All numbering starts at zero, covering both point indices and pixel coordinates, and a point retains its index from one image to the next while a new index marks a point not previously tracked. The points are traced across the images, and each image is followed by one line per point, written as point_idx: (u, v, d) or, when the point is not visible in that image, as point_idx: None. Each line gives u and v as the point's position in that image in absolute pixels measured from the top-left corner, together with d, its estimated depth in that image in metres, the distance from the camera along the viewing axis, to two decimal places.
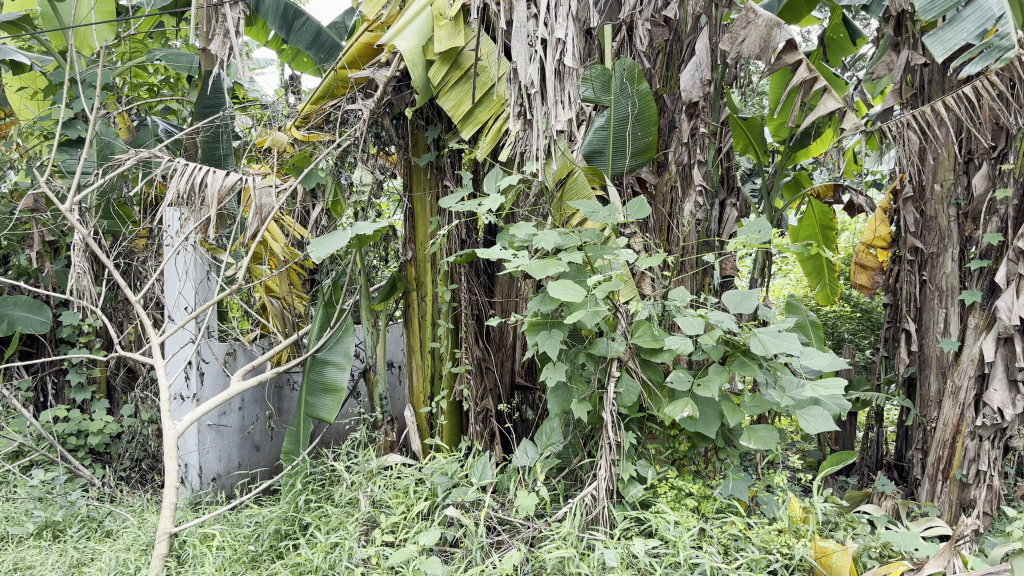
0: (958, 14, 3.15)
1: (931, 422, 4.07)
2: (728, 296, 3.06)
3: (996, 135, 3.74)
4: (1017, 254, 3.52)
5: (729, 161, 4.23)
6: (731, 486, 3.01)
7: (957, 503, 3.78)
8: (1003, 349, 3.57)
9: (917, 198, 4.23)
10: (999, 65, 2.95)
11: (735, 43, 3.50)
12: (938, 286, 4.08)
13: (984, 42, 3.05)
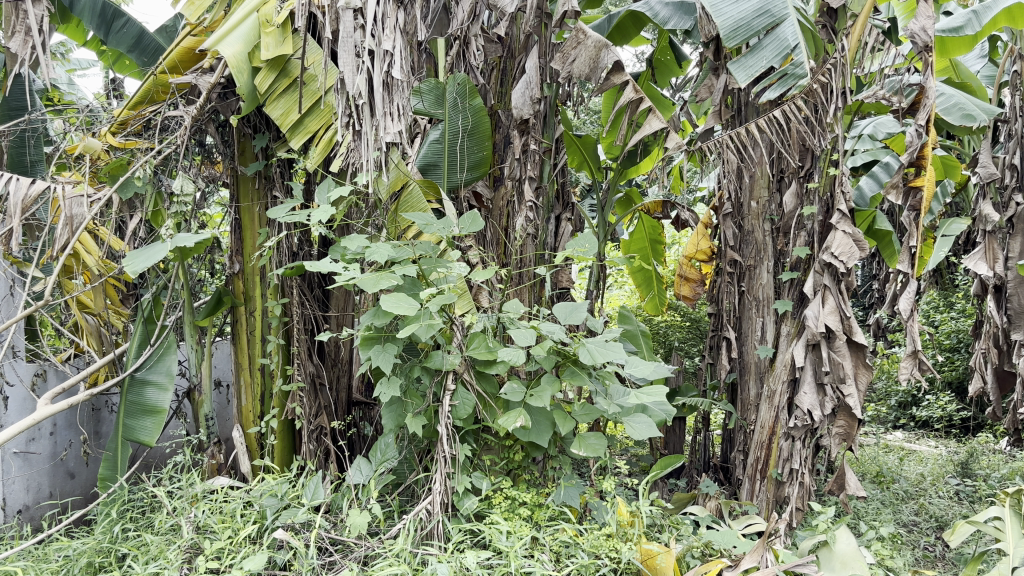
0: (758, 42, 3.39)
1: (750, 424, 4.35)
2: (558, 308, 3.13)
3: (804, 156, 4.02)
4: (823, 266, 3.78)
5: (564, 177, 4.41)
6: (562, 493, 3.08)
7: (772, 500, 4.02)
8: (812, 354, 3.84)
9: (735, 214, 4.52)
10: (795, 90, 3.39)
11: (565, 62, 3.62)
12: (756, 296, 4.33)
13: (784, 72, 3.45)
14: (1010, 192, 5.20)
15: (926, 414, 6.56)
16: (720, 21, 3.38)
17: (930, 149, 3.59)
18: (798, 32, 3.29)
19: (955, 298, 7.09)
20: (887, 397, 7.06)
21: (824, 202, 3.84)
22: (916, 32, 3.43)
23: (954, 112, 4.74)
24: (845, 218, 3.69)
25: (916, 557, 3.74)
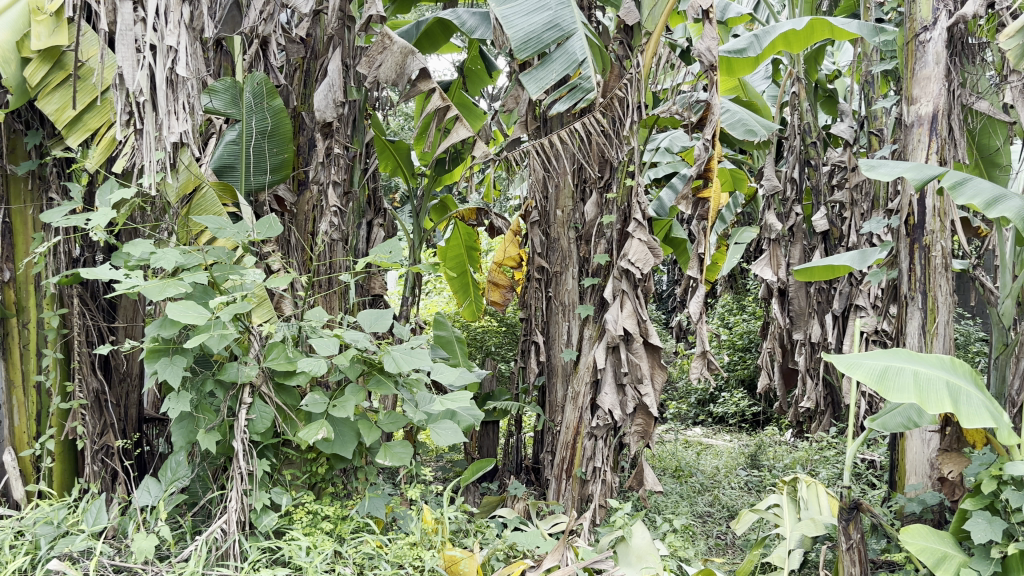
0: (549, 55, 3.53)
1: (558, 425, 4.47)
2: (362, 315, 3.06)
3: (603, 167, 4.20)
4: (621, 272, 3.97)
5: (374, 183, 4.36)
6: (367, 504, 3.03)
7: (577, 498, 4.14)
8: (612, 356, 4.00)
9: (542, 223, 4.60)
10: (585, 103, 3.71)
11: (371, 66, 3.56)
12: (562, 301, 4.47)
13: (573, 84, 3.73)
14: (792, 204, 5.61)
15: (722, 410, 7.00)
16: (511, 33, 3.47)
17: (716, 162, 3.82)
18: (585, 46, 3.46)
19: (747, 301, 7.61)
20: (688, 396, 7.45)
21: (621, 211, 4.02)
22: (702, 52, 3.64)
23: (738, 126, 5.11)
24: (641, 227, 3.90)
25: (708, 546, 3.98)
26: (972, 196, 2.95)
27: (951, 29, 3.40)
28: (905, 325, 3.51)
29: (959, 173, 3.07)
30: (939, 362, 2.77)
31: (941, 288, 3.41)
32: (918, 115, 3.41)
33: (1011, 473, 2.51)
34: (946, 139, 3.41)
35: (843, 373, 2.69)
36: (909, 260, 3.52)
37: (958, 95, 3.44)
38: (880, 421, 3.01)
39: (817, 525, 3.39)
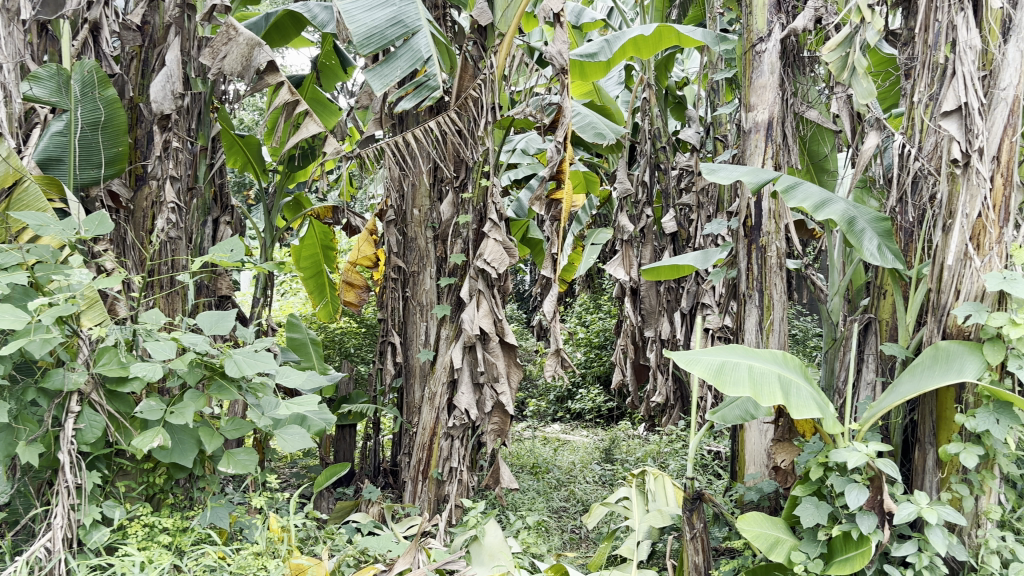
0: (393, 52, 3.47)
1: (414, 427, 4.43)
2: (202, 317, 2.94)
3: (458, 166, 4.19)
4: (477, 272, 3.97)
5: (222, 179, 4.19)
6: (209, 515, 2.90)
7: (433, 499, 4.10)
8: (467, 356, 4.00)
9: (398, 222, 4.53)
10: (429, 102, 3.62)
11: (215, 58, 3.42)
12: (419, 301, 4.41)
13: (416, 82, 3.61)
14: (643, 206, 5.77)
15: (579, 406, 7.14)
16: (354, 27, 3.38)
17: (568, 164, 3.88)
18: (431, 44, 3.48)
19: (604, 300, 7.81)
20: (547, 393, 7.55)
21: (477, 211, 4.04)
22: (553, 56, 3.70)
23: (588, 130, 5.26)
24: (496, 227, 3.93)
25: (563, 541, 4.06)
26: (803, 200, 3.12)
27: (784, 42, 3.60)
28: (744, 322, 3.68)
29: (792, 178, 3.24)
30: (771, 357, 2.92)
31: (775, 286, 3.59)
32: (754, 122, 3.58)
33: (834, 459, 2.68)
34: (780, 145, 3.60)
35: (684, 369, 2.78)
36: (747, 260, 3.70)
37: (790, 104, 3.64)
38: (720, 414, 3.16)
39: (663, 516, 3.52)
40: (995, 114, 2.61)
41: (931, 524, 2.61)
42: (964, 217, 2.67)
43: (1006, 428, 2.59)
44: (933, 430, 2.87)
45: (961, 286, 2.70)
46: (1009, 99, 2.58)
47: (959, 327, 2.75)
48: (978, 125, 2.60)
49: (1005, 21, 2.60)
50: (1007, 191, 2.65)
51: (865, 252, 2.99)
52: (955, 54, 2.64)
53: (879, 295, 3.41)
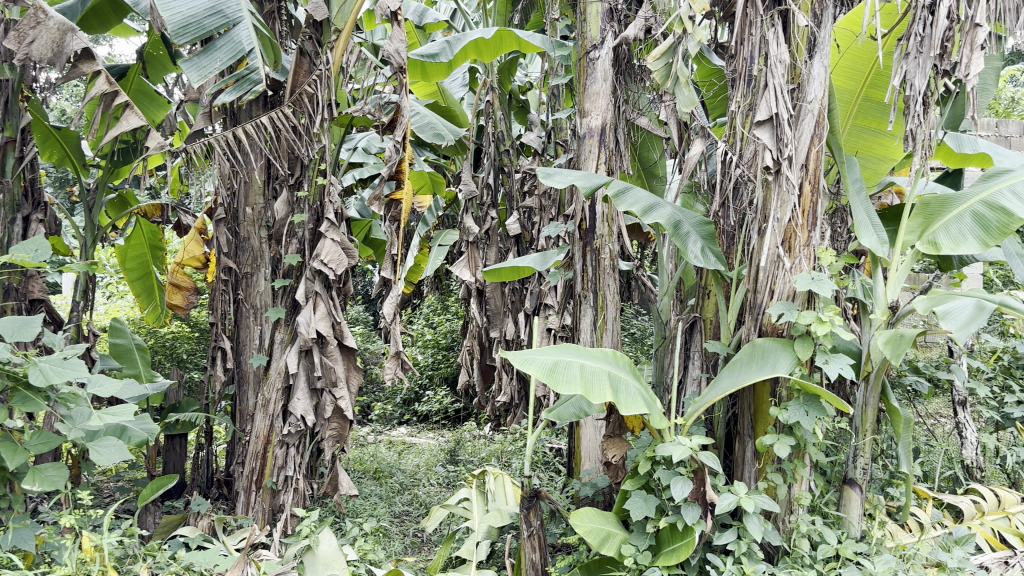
0: (212, 43, 3.34)
1: (248, 435, 4.26)
2: (4, 323, 2.71)
3: (292, 164, 4.07)
4: (313, 273, 3.87)
5: (33, 172, 3.88)
6: (11, 537, 2.67)
7: (268, 510, 3.96)
8: (303, 360, 3.90)
9: (228, 220, 4.32)
10: (252, 95, 3.52)
11: (20, 42, 3.13)
12: (253, 303, 4.24)
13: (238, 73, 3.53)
14: (487, 208, 5.76)
15: (425, 408, 7.09)
16: (168, 15, 3.23)
17: (407, 163, 3.83)
18: (253, 37, 3.36)
19: (451, 302, 7.78)
20: (393, 397, 7.44)
21: (313, 210, 3.96)
22: (390, 54, 3.65)
23: (427, 130, 5.26)
24: (333, 227, 3.84)
25: (404, 545, 4.03)
26: (632, 204, 3.22)
27: (617, 50, 3.70)
28: (579, 321, 3.76)
29: (622, 182, 3.33)
30: (602, 355, 3.00)
31: (609, 287, 3.70)
32: (588, 127, 3.66)
33: (660, 453, 2.78)
34: (612, 151, 3.71)
35: (517, 368, 2.80)
36: (582, 262, 3.78)
37: (622, 111, 3.75)
38: (556, 412, 3.21)
39: (502, 515, 3.53)
40: (803, 124, 2.80)
41: (749, 513, 2.76)
42: (776, 221, 2.83)
43: (814, 419, 2.77)
44: (751, 423, 3.02)
45: (774, 287, 2.88)
46: (815, 112, 2.78)
47: (774, 325, 2.92)
48: (787, 134, 2.75)
49: (811, 39, 2.78)
50: (814, 198, 2.84)
51: (690, 254, 3.13)
52: (767, 67, 2.78)
53: (704, 295, 3.58)
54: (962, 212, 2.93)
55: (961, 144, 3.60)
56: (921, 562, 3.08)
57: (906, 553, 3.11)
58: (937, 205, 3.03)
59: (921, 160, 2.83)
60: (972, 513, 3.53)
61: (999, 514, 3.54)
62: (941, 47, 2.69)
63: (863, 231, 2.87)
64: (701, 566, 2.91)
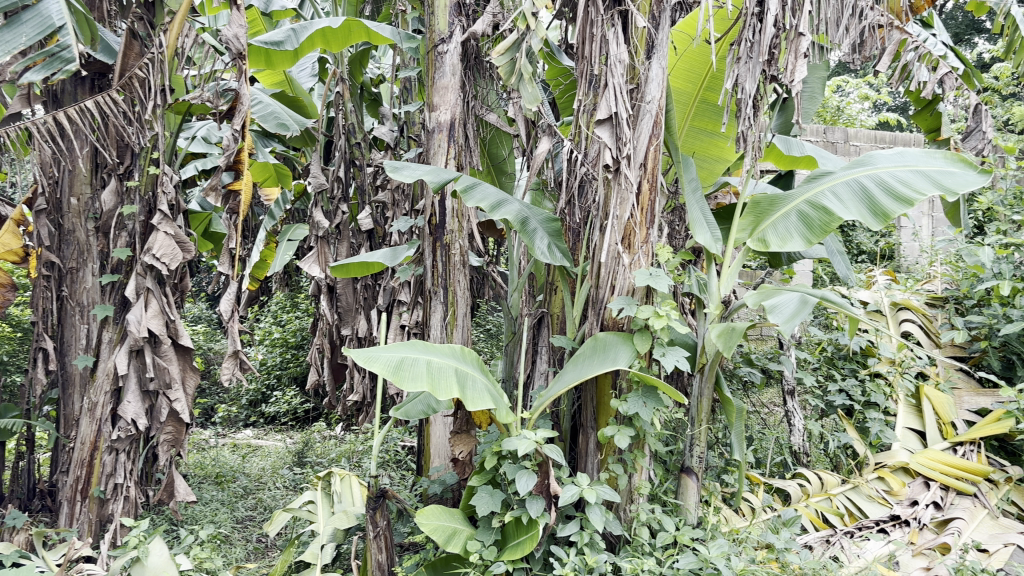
0: (17, 18, 3.12)
1: (73, 441, 3.96)
2: None
3: (121, 152, 3.85)
4: (145, 268, 3.66)
5: None
6: None
7: (96, 521, 3.70)
8: (134, 361, 3.68)
9: (50, 210, 3.92)
10: (64, 75, 3.10)
11: None
12: (79, 302, 3.93)
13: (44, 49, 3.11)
14: (337, 202, 5.55)
15: (273, 409, 6.85)
16: None
17: (247, 153, 3.69)
18: (64, 11, 3.16)
19: (300, 299, 7.55)
20: (238, 398, 7.14)
21: (145, 201, 3.73)
22: (229, 39, 3.49)
23: (270, 120, 5.12)
24: (166, 219, 3.64)
25: (246, 551, 3.88)
26: (480, 200, 3.20)
27: (465, 44, 3.68)
28: (428, 318, 3.71)
29: (470, 178, 3.31)
30: (449, 351, 2.97)
31: (458, 283, 3.67)
32: (437, 122, 3.63)
33: (505, 447, 2.78)
34: (462, 146, 3.70)
35: (362, 366, 2.71)
36: (432, 258, 3.73)
37: (471, 107, 3.74)
38: (404, 410, 3.15)
39: (348, 517, 3.41)
40: (642, 124, 2.87)
41: (591, 504, 2.80)
42: (616, 219, 2.89)
43: (652, 410, 2.85)
44: (593, 415, 3.10)
45: (615, 282, 2.94)
46: (653, 112, 2.86)
47: (615, 320, 2.99)
48: (626, 134, 2.82)
49: (649, 41, 2.86)
50: (652, 196, 2.93)
51: (537, 250, 3.15)
52: (607, 67, 2.82)
53: (550, 290, 3.62)
54: (788, 211, 3.09)
55: (790, 148, 3.80)
56: (752, 545, 3.24)
57: (739, 536, 3.27)
58: (766, 204, 3.18)
59: (751, 161, 2.97)
60: (798, 496, 3.73)
61: (822, 495, 3.76)
62: (769, 54, 2.82)
63: (698, 229, 2.98)
64: (545, 559, 2.94)
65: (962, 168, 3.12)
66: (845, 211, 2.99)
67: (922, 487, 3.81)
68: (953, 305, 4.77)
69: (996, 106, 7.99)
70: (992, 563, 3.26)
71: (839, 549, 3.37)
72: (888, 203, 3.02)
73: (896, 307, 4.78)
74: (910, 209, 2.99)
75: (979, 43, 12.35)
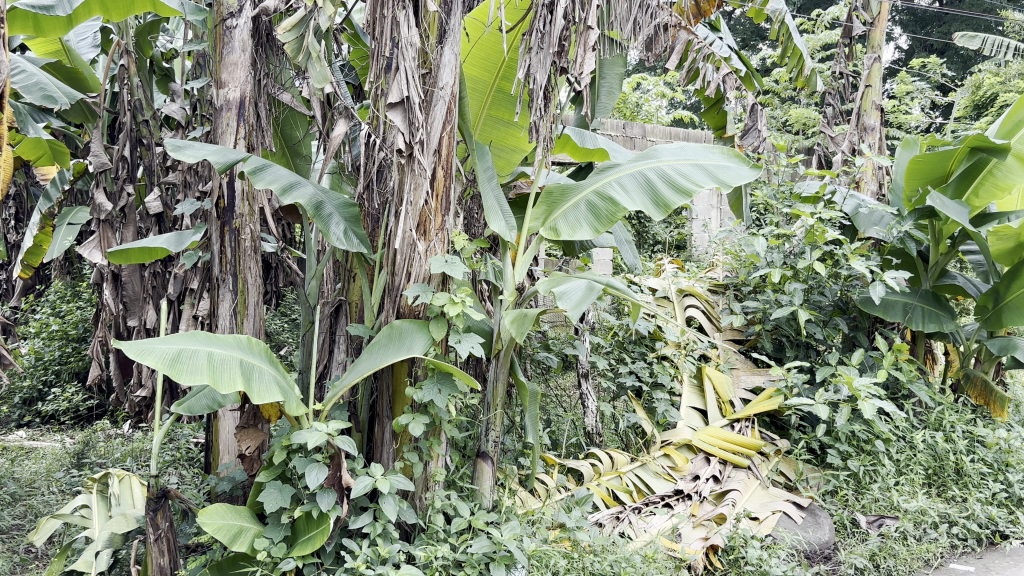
0: None
1: None
2: None
3: None
4: None
5: None
6: None
7: None
8: None
9: None
10: None
11: None
12: None
13: None
14: (123, 183, 5.09)
15: (52, 408, 6.23)
16: None
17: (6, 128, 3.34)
18: None
19: (83, 288, 6.98)
20: (10, 396, 6.46)
21: None
22: None
23: (34, 91, 4.71)
24: None
25: (11, 564, 3.54)
26: (271, 182, 3.06)
27: (256, 20, 3.50)
28: (217, 306, 3.52)
29: (260, 159, 3.17)
30: (235, 342, 2.82)
31: (249, 270, 3.50)
32: (226, 99, 3.43)
33: (295, 440, 2.67)
34: (252, 126, 3.53)
35: (133, 359, 2.52)
36: (219, 244, 3.51)
37: (263, 85, 3.58)
38: (186, 405, 2.95)
39: (127, 520, 3.18)
40: (435, 109, 2.85)
41: (384, 494, 2.76)
42: (410, 205, 2.84)
43: (446, 396, 2.85)
44: (389, 404, 3.03)
45: (411, 269, 2.90)
46: (447, 98, 2.85)
47: (411, 307, 2.94)
48: (419, 118, 2.78)
49: (441, 26, 2.83)
50: (446, 182, 2.92)
51: (332, 236, 3.05)
52: (397, 49, 2.76)
53: (348, 278, 3.47)
54: (578, 202, 3.18)
55: (584, 140, 3.90)
56: (545, 525, 3.32)
57: (533, 517, 3.35)
58: (558, 194, 3.25)
59: (543, 151, 3.02)
60: (591, 475, 3.88)
61: (613, 474, 3.92)
62: (559, 45, 2.89)
63: (493, 217, 3.00)
64: (337, 552, 2.88)
65: (734, 163, 3.36)
66: (631, 203, 3.13)
67: (703, 462, 4.09)
68: (732, 291, 5.16)
69: (775, 110, 8.68)
70: (760, 529, 3.54)
71: (627, 525, 3.53)
72: (669, 194, 3.20)
73: (682, 293, 5.04)
74: (689, 201, 3.19)
75: (762, 50, 13.38)
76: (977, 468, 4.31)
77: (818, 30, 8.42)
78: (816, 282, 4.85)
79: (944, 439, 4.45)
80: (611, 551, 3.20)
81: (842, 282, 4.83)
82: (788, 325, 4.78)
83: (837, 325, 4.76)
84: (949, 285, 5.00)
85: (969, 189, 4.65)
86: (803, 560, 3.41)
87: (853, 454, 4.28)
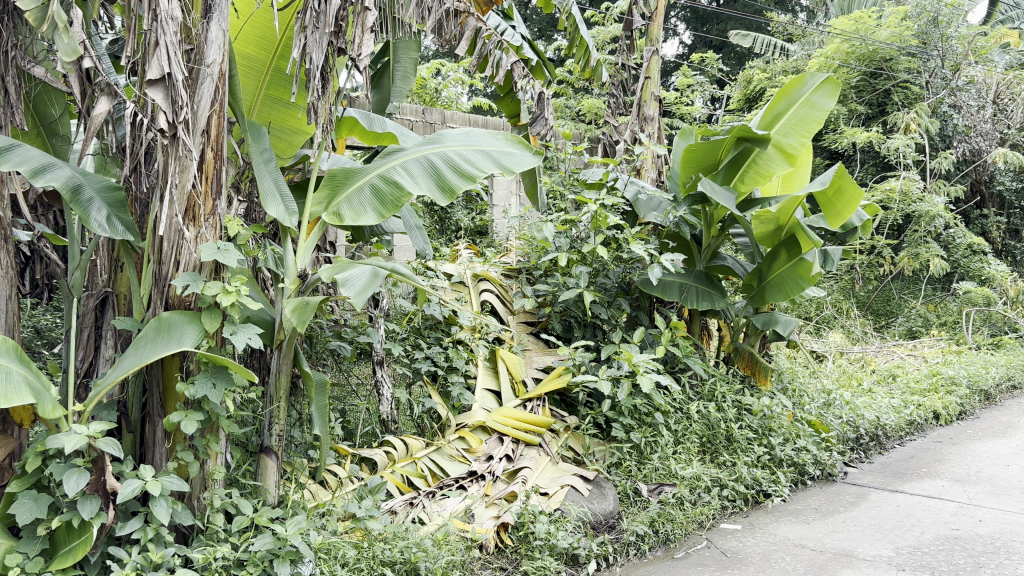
0: None
1: None
2: None
3: None
4: None
5: None
6: None
7: None
8: None
9: None
10: None
11: None
12: None
13: None
14: None
15: None
16: None
17: None
18: None
19: None
20: None
21: None
22: None
23: None
24: None
25: None
26: (19, 163, 2.77)
27: None
28: None
29: (4, 138, 2.86)
30: None
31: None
32: None
33: (49, 445, 2.44)
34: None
35: None
36: None
37: (11, 57, 3.22)
38: None
39: None
40: (201, 88, 2.71)
41: (155, 496, 2.60)
42: (176, 188, 2.67)
43: (221, 391, 2.73)
44: (160, 402, 2.85)
45: (179, 258, 2.73)
46: (214, 76, 2.72)
47: (181, 297, 2.78)
48: (182, 97, 2.63)
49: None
50: (217, 165, 2.78)
51: (92, 222, 2.80)
52: (156, 23, 2.58)
53: (114, 268, 3.20)
54: (362, 185, 3.12)
55: (372, 123, 3.79)
56: (335, 516, 3.26)
57: (323, 509, 3.27)
58: (342, 176, 3.14)
59: (322, 134, 2.94)
60: (384, 463, 3.85)
61: (407, 460, 3.91)
62: (335, 26, 2.83)
63: (269, 201, 2.89)
64: (103, 562, 2.69)
65: (517, 149, 3.47)
66: (416, 187, 3.13)
67: (496, 443, 4.15)
68: (524, 275, 5.29)
69: (569, 98, 8.98)
70: (550, 504, 3.65)
71: (420, 510, 3.52)
72: (454, 179, 3.22)
73: (477, 278, 5.08)
74: (473, 186, 3.25)
75: (558, 39, 13.78)
76: (744, 434, 4.69)
77: (607, 23, 8.78)
78: (600, 266, 5.08)
79: (716, 410, 4.79)
80: (402, 538, 3.17)
81: (624, 265, 5.12)
82: (576, 307, 4.98)
83: (621, 305, 5.01)
84: (720, 266, 5.35)
85: (736, 175, 5.02)
86: (588, 531, 3.55)
87: (635, 426, 4.51)
